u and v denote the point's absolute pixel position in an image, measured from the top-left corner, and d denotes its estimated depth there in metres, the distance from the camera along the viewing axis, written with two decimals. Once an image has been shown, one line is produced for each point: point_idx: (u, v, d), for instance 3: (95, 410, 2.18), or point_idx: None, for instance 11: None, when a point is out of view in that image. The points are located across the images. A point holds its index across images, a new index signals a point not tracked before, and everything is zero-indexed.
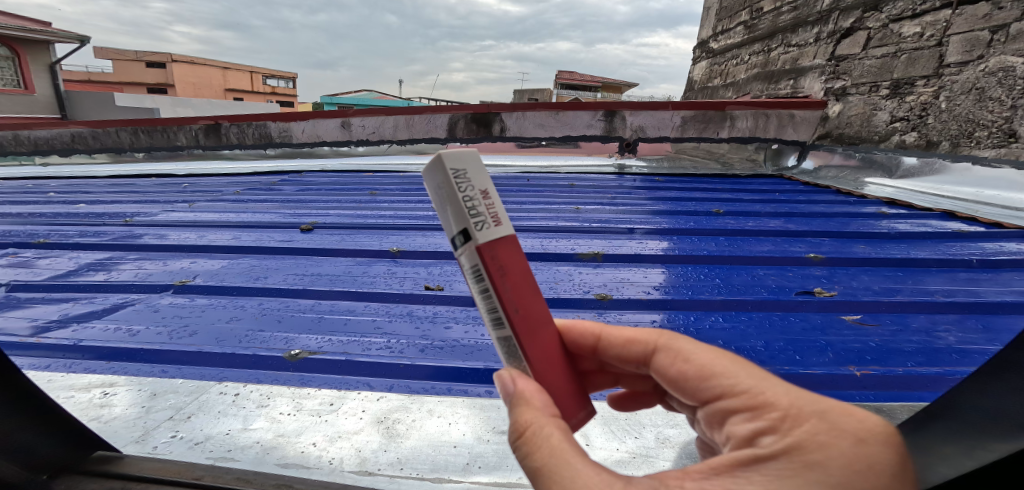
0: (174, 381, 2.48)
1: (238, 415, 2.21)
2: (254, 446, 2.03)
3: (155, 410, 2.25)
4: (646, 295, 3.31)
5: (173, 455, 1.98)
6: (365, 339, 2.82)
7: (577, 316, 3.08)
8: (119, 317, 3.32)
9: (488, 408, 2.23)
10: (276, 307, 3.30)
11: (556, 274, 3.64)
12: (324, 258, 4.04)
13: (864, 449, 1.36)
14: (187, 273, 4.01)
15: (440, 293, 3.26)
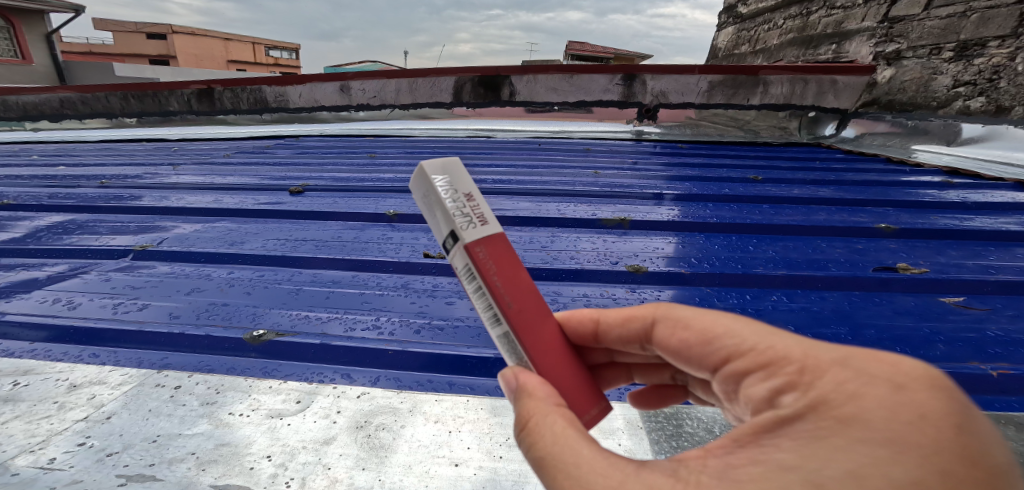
0: (103, 370, 1.99)
1: (175, 416, 1.73)
2: (186, 460, 1.56)
3: (69, 408, 1.76)
4: (689, 268, 2.63)
5: (74, 473, 1.51)
6: (348, 316, 2.28)
7: (607, 291, 2.46)
8: (59, 284, 2.76)
9: (500, 412, 1.69)
10: (245, 276, 2.74)
11: (577, 247, 2.91)
12: (309, 221, 3.46)
13: (907, 398, 0.90)
14: (151, 234, 3.43)
15: (442, 262, 2.70)
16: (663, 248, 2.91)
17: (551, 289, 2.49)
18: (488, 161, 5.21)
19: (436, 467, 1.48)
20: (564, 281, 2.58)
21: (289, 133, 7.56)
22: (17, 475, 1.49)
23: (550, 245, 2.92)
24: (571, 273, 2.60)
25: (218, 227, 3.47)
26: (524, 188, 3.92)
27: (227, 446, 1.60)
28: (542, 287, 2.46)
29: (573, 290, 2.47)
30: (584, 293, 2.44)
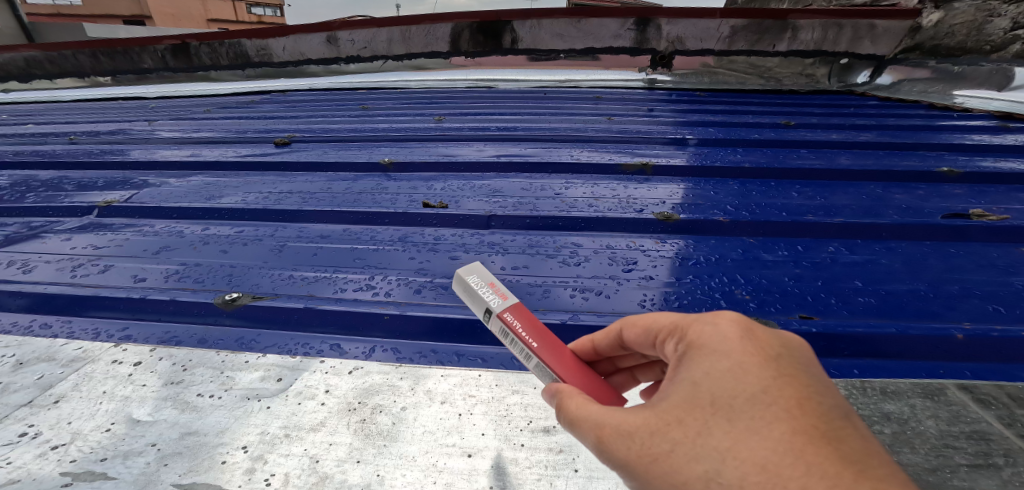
0: (56, 340, 1.69)
1: (133, 397, 1.44)
2: (146, 454, 1.28)
3: (11, 391, 1.47)
4: (730, 215, 2.20)
5: (11, 471, 1.24)
6: (338, 275, 1.96)
7: (633, 242, 2.04)
8: (8, 245, 2.40)
9: (520, 389, 1.38)
10: (222, 233, 2.40)
11: (595, 194, 2.40)
12: (295, 173, 3.09)
13: (738, 336, 0.96)
14: (119, 189, 3.06)
15: (443, 212, 2.33)
16: (699, 195, 2.42)
17: (569, 241, 2.06)
18: (492, 110, 4.73)
19: (445, 459, 1.20)
20: (585, 232, 2.14)
21: (277, 88, 6.06)
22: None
23: (563, 193, 2.42)
24: (590, 222, 2.16)
25: (193, 181, 3.09)
26: (534, 134, 3.49)
27: (194, 435, 1.32)
28: (562, 237, 2.10)
29: (595, 242, 2.05)
30: (607, 244, 2.03)
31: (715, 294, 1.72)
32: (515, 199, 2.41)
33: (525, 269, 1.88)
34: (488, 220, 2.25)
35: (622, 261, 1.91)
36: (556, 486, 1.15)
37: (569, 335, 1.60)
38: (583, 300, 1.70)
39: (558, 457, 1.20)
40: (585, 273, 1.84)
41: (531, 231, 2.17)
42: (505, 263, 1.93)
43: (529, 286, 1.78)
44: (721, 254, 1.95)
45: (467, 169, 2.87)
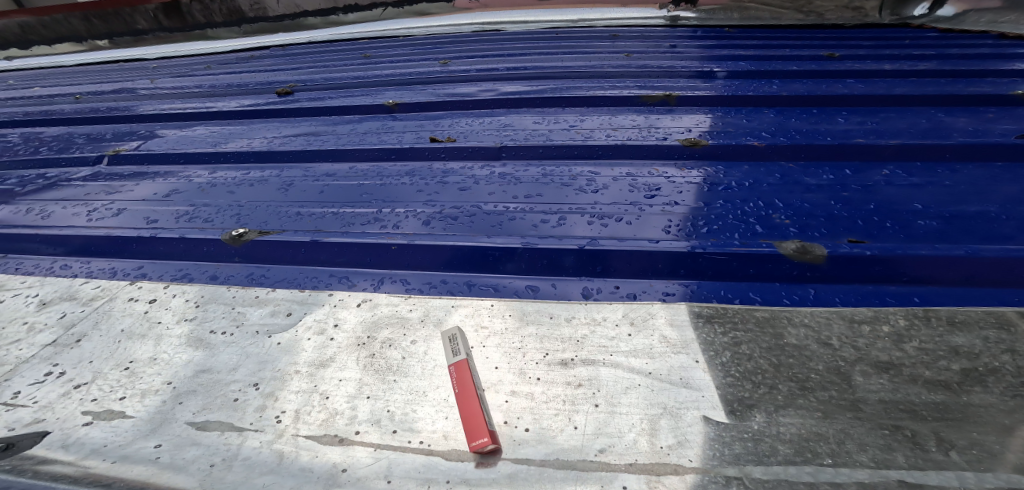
0: (76, 281, 1.68)
1: (149, 335, 1.41)
2: (162, 393, 1.26)
3: (36, 331, 1.46)
4: (765, 140, 2.02)
5: (37, 411, 1.23)
6: (345, 211, 1.89)
7: (657, 170, 1.89)
8: (23, 194, 2.38)
9: (537, 320, 1.29)
10: (230, 176, 2.33)
11: (613, 123, 2.25)
12: (300, 119, 2.98)
13: None
14: (128, 140, 3.00)
15: (450, 145, 2.22)
16: (730, 123, 2.23)
17: (584, 170, 1.93)
18: (503, 50, 4.43)
19: None
20: (602, 160, 2.01)
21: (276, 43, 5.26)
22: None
23: (578, 125, 2.26)
24: (608, 149, 2.02)
25: (199, 130, 3.01)
26: (546, 70, 3.27)
27: (208, 373, 1.29)
28: (578, 166, 1.96)
29: (613, 171, 1.91)
30: (626, 172, 1.89)
31: (749, 219, 1.59)
32: (526, 131, 2.27)
33: (539, 197, 1.78)
34: (498, 152, 2.13)
35: (643, 188, 1.77)
36: (575, 420, 1.07)
37: (589, 261, 1.48)
38: (601, 227, 1.59)
39: (578, 391, 1.12)
40: (603, 200, 1.72)
41: (545, 162, 2.04)
42: (518, 192, 1.82)
43: (543, 215, 1.68)
44: (755, 180, 1.80)
45: (476, 108, 2.72)
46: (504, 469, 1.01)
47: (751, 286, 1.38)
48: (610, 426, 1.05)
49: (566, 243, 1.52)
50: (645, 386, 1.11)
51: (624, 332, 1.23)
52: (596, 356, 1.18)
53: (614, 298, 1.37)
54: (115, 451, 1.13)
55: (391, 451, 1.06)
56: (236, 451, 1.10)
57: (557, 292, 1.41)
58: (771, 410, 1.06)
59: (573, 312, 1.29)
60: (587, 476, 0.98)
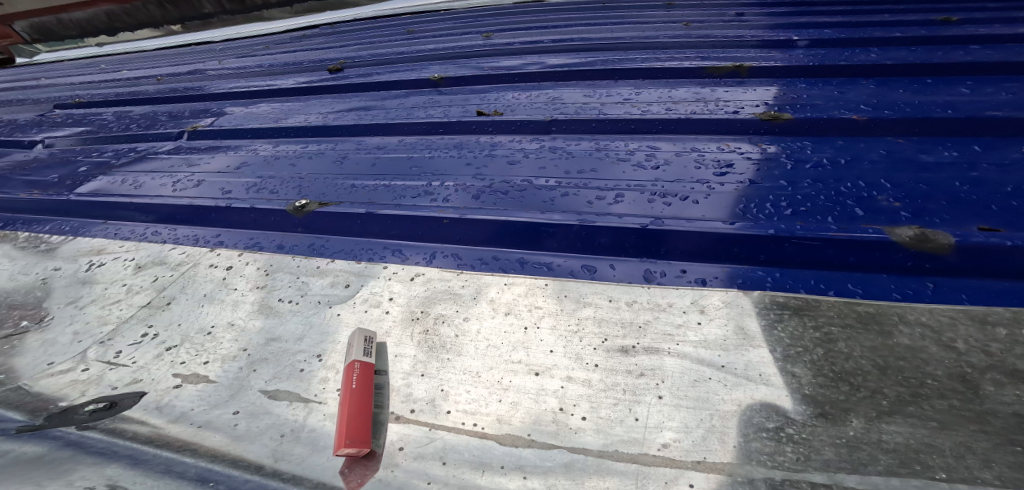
0: (164, 248, 1.81)
1: (227, 301, 1.49)
2: (239, 359, 1.31)
3: (134, 292, 1.59)
4: (859, 111, 1.80)
5: (135, 371, 1.34)
6: (396, 184, 1.90)
7: (731, 146, 1.74)
8: (118, 166, 2.57)
9: (596, 303, 1.23)
10: (290, 149, 2.39)
11: (672, 96, 2.10)
12: (350, 95, 3.01)
13: None
14: (203, 117, 3.16)
15: (498, 118, 2.17)
16: (814, 93, 2.01)
17: (643, 145, 1.81)
18: (554, 18, 4.21)
19: (512, 377, 1.12)
20: (663, 135, 1.87)
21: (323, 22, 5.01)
22: (87, 371, 1.36)
23: (633, 98, 2.12)
24: (668, 122, 1.88)
25: (261, 108, 3.12)
26: (596, 38, 3.10)
27: (278, 342, 1.34)
28: (636, 141, 1.85)
29: (676, 146, 1.79)
30: (692, 147, 1.76)
31: (847, 201, 1.44)
32: (577, 104, 2.16)
33: (594, 172, 1.69)
34: (548, 125, 2.03)
35: (712, 165, 1.64)
36: (637, 412, 1.02)
37: (652, 243, 1.39)
38: (664, 206, 1.49)
39: (640, 381, 1.06)
40: (667, 177, 1.61)
41: (600, 136, 1.94)
42: (572, 167, 1.74)
43: (599, 191, 1.59)
44: (855, 156, 1.62)
45: (522, 81, 2.63)
46: (561, 458, 0.98)
47: (844, 275, 1.24)
48: (673, 421, 0.99)
49: (627, 222, 1.43)
50: (711, 381, 1.04)
51: (690, 320, 1.15)
52: (660, 344, 1.11)
53: (681, 283, 1.28)
54: (199, 416, 1.19)
55: (445, 432, 1.05)
56: (303, 422, 1.13)
57: (615, 274, 1.34)
58: (872, 416, 0.95)
59: (635, 296, 1.22)
60: (649, 472, 0.93)
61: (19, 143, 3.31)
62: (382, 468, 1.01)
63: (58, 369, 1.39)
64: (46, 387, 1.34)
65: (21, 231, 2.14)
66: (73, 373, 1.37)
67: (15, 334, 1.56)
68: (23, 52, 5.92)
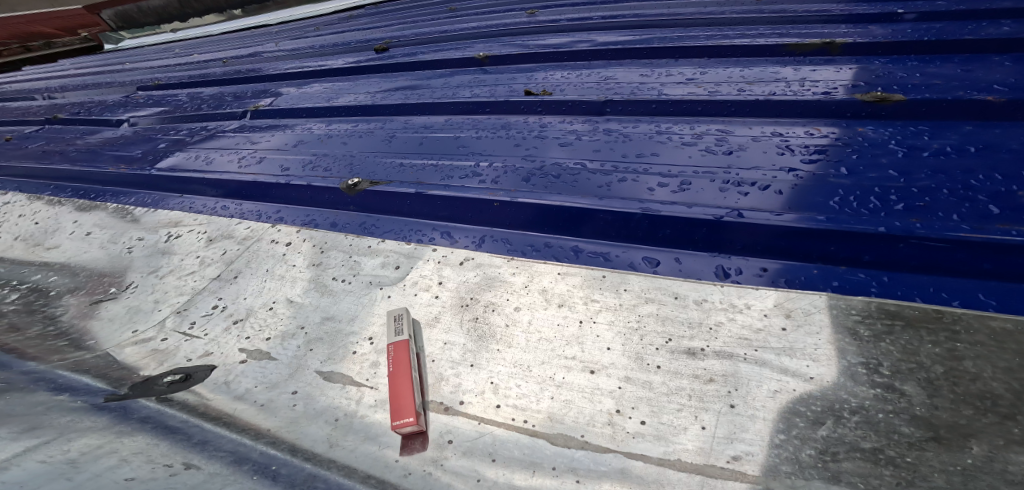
0: (230, 222, 1.88)
1: (286, 277, 1.55)
2: (296, 337, 1.35)
3: (205, 264, 1.69)
4: (975, 87, 1.57)
5: (207, 343, 1.41)
6: (445, 163, 1.87)
7: (816, 130, 1.57)
8: (188, 143, 2.68)
9: (659, 299, 1.15)
10: (341, 128, 2.41)
11: (745, 75, 1.90)
12: (396, 74, 2.99)
13: None
14: (261, 96, 3.24)
15: (546, 98, 2.07)
16: (917, 67, 1.76)
17: (714, 128, 1.67)
18: None
19: (565, 373, 1.07)
20: (736, 119, 1.71)
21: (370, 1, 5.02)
22: (165, 341, 1.45)
23: (696, 78, 1.96)
24: (742, 104, 1.71)
25: (312, 88, 3.15)
26: (649, 13, 2.91)
27: (332, 322, 1.36)
28: (703, 124, 1.71)
29: (753, 129, 1.63)
30: (774, 131, 1.59)
31: (978, 197, 1.23)
32: (631, 84, 2.03)
33: (654, 157, 1.59)
34: (603, 107, 1.92)
35: (799, 150, 1.49)
36: (704, 420, 0.95)
37: (722, 236, 1.28)
38: (738, 196, 1.36)
39: (707, 387, 0.99)
40: (743, 165, 1.47)
41: (663, 119, 1.81)
42: (630, 151, 1.64)
43: (661, 178, 1.49)
44: (985, 146, 1.38)
45: (571, 59, 2.51)
46: (617, 463, 0.92)
47: (959, 283, 1.09)
48: (742, 434, 0.92)
49: (698, 213, 1.31)
50: (797, 394, 0.95)
51: (767, 325, 1.06)
52: (732, 349, 1.03)
53: (757, 283, 1.18)
54: (263, 394, 1.22)
55: (494, 428, 1.02)
56: (355, 407, 1.14)
57: (681, 269, 1.26)
58: (999, 445, 0.83)
59: (706, 294, 1.14)
60: (717, 486, 0.87)
61: (108, 121, 3.29)
62: (432, 461, 0.99)
63: (142, 337, 1.49)
64: (130, 353, 1.43)
65: (109, 202, 2.28)
66: (152, 343, 1.46)
67: (104, 299, 1.68)
68: (110, 40, 5.93)
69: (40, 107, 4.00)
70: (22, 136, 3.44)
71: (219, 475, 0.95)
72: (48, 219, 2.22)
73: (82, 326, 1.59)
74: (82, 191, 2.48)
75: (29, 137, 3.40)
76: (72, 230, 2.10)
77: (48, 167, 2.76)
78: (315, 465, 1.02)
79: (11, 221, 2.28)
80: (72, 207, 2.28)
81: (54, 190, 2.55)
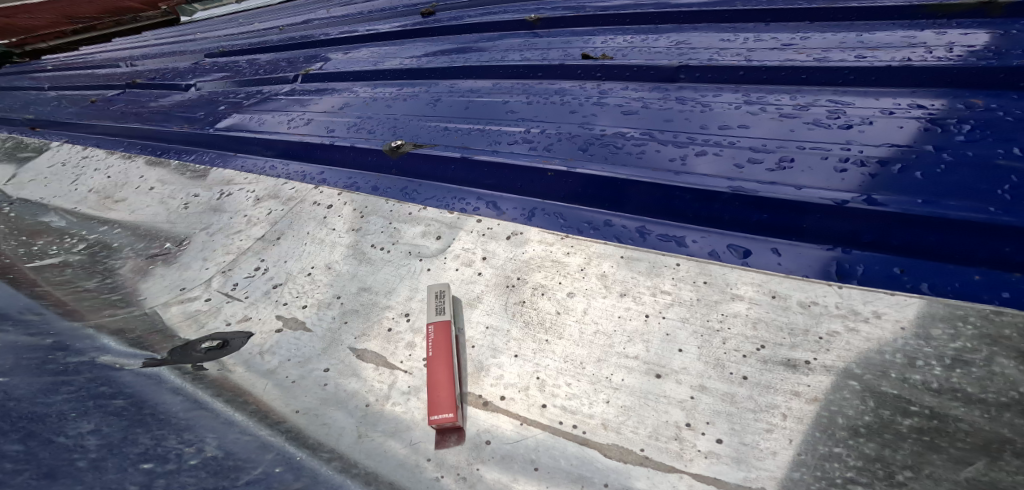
0: (276, 182, 1.84)
1: (325, 242, 1.49)
2: (333, 306, 1.31)
3: (252, 224, 1.66)
4: None
5: (246, 307, 1.37)
6: (493, 128, 1.74)
7: (942, 102, 1.33)
8: (240, 104, 2.66)
9: (754, 298, 1.02)
10: (387, 92, 2.30)
11: (864, 41, 1.64)
12: (442, 38, 2.83)
13: None
14: (308, 56, 3.16)
15: (605, 62, 1.89)
16: None
17: (825, 100, 1.44)
18: None
19: (624, 374, 0.98)
20: (853, 88, 1.47)
21: None
22: (209, 301, 1.43)
23: (795, 44, 1.71)
24: (863, 72, 1.46)
25: (357, 50, 3.03)
26: None
27: (369, 293, 1.31)
28: (808, 94, 1.48)
29: (881, 101, 1.38)
30: (912, 104, 1.35)
31: None
32: (709, 50, 1.81)
33: (742, 129, 1.39)
34: (675, 73, 1.71)
35: (955, 126, 1.24)
36: (798, 446, 0.83)
37: (827, 227, 1.10)
38: (863, 177, 1.16)
39: (811, 407, 0.86)
40: (866, 141, 1.25)
41: (753, 88, 1.58)
42: (709, 122, 1.45)
43: (752, 153, 1.30)
44: None
45: (634, 23, 2.27)
46: (682, 486, 0.82)
47: None
48: (831, 464, 0.80)
49: (810, 196, 1.12)
50: (936, 426, 0.79)
51: (881, 339, 0.90)
52: (851, 365, 0.89)
53: (880, 283, 1.00)
54: (295, 370, 1.17)
55: (540, 431, 0.94)
56: (387, 392, 1.07)
57: (780, 262, 1.09)
58: None
59: (813, 296, 0.99)
60: None
61: (177, 84, 3.16)
62: (479, 459, 0.92)
63: (187, 296, 1.47)
64: (175, 312, 1.42)
65: (172, 159, 2.28)
66: (196, 302, 1.44)
67: (160, 254, 1.68)
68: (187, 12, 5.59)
69: (119, 73, 3.67)
70: (105, 99, 3.18)
71: (246, 462, 0.93)
72: (119, 173, 2.24)
73: (134, 282, 1.59)
74: (149, 148, 2.48)
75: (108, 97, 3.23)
76: (137, 185, 2.12)
77: (119, 124, 2.72)
78: (352, 450, 0.97)
79: (86, 175, 2.30)
80: (141, 162, 2.30)
81: (124, 146, 2.55)
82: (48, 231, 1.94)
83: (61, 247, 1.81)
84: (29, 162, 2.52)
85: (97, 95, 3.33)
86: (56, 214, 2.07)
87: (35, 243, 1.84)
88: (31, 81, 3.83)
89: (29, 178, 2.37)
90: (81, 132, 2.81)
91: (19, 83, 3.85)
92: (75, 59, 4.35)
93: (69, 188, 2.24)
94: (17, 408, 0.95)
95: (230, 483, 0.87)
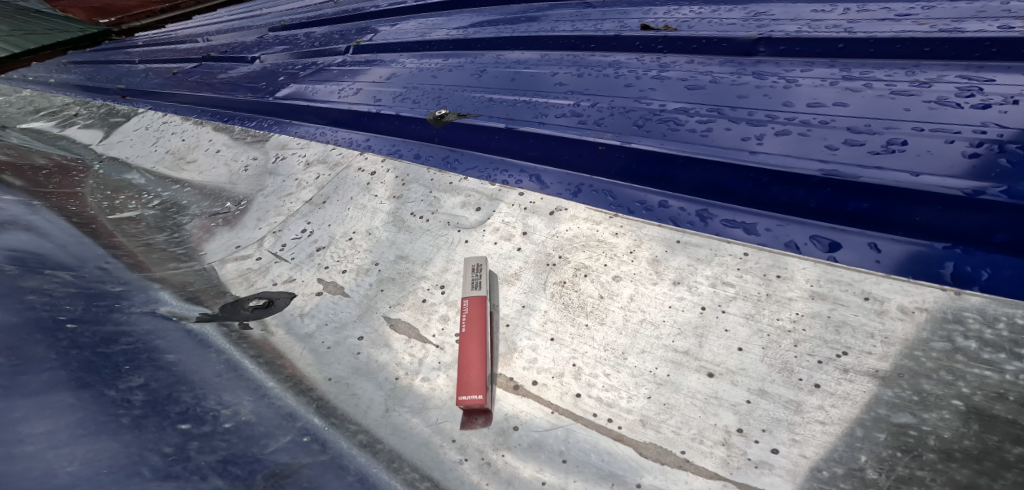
0: (325, 148, 1.83)
1: (367, 208, 1.47)
2: (370, 273, 1.28)
3: (302, 188, 1.65)
4: None
5: (291, 269, 1.37)
6: (539, 100, 1.65)
7: None
8: (295, 74, 2.67)
9: (838, 298, 0.91)
10: (434, 62, 2.24)
11: (1008, 9, 1.39)
12: (491, 8, 2.72)
13: None
14: (359, 27, 3.13)
15: (671, 32, 1.74)
16: None
17: (953, 76, 1.25)
18: None
19: (670, 369, 0.91)
20: (993, 64, 1.25)
21: None
22: (259, 261, 1.44)
23: (913, 14, 1.49)
24: (1010, 44, 1.24)
25: (405, 21, 2.95)
26: None
27: (406, 262, 1.27)
28: (930, 70, 1.29)
29: None
30: None
31: None
32: (796, 22, 1.63)
33: (838, 108, 1.25)
34: (754, 45, 1.56)
35: None
36: (866, 467, 0.72)
37: (941, 221, 0.95)
38: (1001, 165, 0.98)
39: (893, 425, 0.75)
40: (1006, 123, 1.07)
41: (854, 63, 1.41)
42: (794, 99, 1.31)
43: (849, 134, 1.16)
44: None
45: None
46: None
47: None
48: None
49: (928, 184, 0.97)
50: None
51: (998, 356, 0.77)
52: (947, 383, 0.77)
53: (1012, 290, 0.85)
54: (331, 335, 1.15)
55: (572, 421, 0.88)
56: (417, 367, 1.04)
57: (878, 260, 0.96)
58: None
59: (921, 301, 0.86)
60: None
61: (244, 57, 3.12)
62: (506, 445, 0.87)
63: (241, 254, 1.48)
64: (226, 268, 1.44)
65: (236, 125, 2.32)
66: (248, 261, 1.45)
67: (222, 213, 1.70)
68: None
69: (195, 48, 3.61)
70: (184, 71, 3.17)
71: (275, 429, 0.92)
72: (192, 137, 2.31)
73: (199, 238, 1.62)
74: (218, 115, 2.50)
75: (188, 71, 3.16)
76: (207, 148, 2.18)
77: (193, 92, 2.77)
78: (378, 423, 0.95)
79: (165, 137, 2.38)
80: (209, 127, 2.36)
81: (193, 111, 2.62)
82: (129, 188, 2.02)
83: (139, 203, 1.88)
84: (118, 127, 2.63)
85: (177, 67, 3.31)
86: (137, 173, 2.15)
87: (116, 198, 1.92)
88: (125, 54, 3.72)
89: (117, 140, 2.49)
90: (158, 97, 2.88)
91: (103, 48, 3.99)
92: (157, 32, 4.32)
93: (150, 150, 2.33)
94: (80, 355, 0.96)
95: (259, 450, 0.86)
